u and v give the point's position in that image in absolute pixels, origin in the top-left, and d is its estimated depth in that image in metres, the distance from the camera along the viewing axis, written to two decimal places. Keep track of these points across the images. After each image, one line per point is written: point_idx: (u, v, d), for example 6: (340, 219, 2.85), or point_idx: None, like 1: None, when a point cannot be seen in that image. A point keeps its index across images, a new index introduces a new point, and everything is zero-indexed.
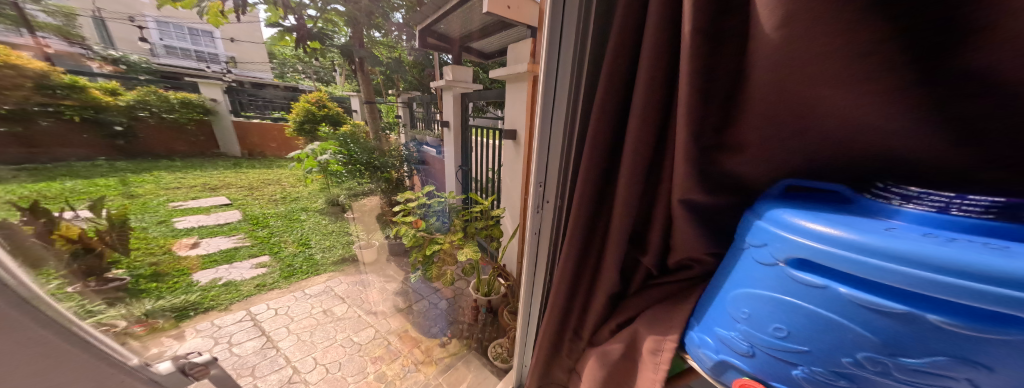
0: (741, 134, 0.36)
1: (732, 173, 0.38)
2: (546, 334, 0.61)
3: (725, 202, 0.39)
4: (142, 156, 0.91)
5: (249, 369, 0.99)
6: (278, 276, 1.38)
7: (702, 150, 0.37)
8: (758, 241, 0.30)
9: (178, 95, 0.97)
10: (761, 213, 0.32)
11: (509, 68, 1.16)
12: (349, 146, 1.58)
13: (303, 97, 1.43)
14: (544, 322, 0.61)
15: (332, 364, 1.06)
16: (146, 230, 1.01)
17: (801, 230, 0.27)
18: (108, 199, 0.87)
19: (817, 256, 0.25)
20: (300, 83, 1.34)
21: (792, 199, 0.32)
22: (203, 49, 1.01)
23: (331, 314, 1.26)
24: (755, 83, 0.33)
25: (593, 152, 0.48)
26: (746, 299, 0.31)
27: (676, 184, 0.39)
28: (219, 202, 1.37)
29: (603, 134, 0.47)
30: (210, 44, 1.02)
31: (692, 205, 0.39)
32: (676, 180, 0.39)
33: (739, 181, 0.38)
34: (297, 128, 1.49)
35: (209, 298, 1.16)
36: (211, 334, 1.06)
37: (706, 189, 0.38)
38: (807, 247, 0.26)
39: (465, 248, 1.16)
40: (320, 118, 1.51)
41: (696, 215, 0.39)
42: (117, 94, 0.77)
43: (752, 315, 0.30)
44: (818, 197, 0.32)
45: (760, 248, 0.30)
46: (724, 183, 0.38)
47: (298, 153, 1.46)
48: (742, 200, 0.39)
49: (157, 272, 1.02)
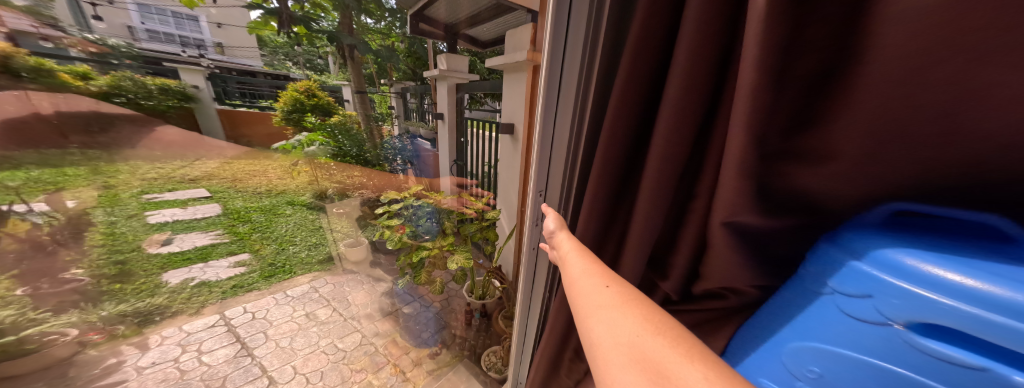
0: (816, 148, 0.31)
1: (800, 192, 0.32)
2: (546, 352, 0.57)
3: (782, 226, 0.33)
4: (112, 145, 0.90)
5: (220, 379, 0.96)
6: (257, 277, 1.28)
7: (764, 162, 0.32)
8: (856, 290, 0.25)
9: (156, 81, 0.90)
10: (856, 248, 0.26)
11: (507, 57, 1.10)
12: (338, 138, 1.27)
13: (293, 86, 1.14)
14: (545, 342, 0.56)
15: (313, 374, 1.03)
16: (116, 225, 1.01)
17: (934, 285, 0.21)
18: (74, 190, 0.90)
19: (968, 326, 0.20)
20: (292, 71, 1.11)
21: (893, 228, 0.26)
22: (188, 35, 0.89)
23: (313, 318, 1.21)
24: (865, 90, 0.27)
25: (607, 162, 0.44)
26: (825, 352, 0.27)
27: (719, 206, 0.34)
28: (199, 194, 1.16)
29: (620, 142, 0.42)
30: (196, 28, 0.91)
31: (739, 230, 0.34)
32: (721, 201, 0.34)
33: (807, 202, 0.31)
34: (285, 118, 1.17)
35: (180, 301, 1.09)
36: (179, 341, 1.01)
37: (760, 209, 0.32)
38: (949, 312, 0.21)
39: (456, 255, 1.12)
40: (309, 107, 1.18)
41: (741, 241, 0.34)
42: (89, 78, 0.79)
43: (829, 370, 0.27)
44: (932, 225, 0.25)
45: (859, 298, 0.25)
46: (786, 204, 0.33)
47: (285, 143, 1.21)
48: (811, 223, 0.32)
49: (125, 270, 1.02)
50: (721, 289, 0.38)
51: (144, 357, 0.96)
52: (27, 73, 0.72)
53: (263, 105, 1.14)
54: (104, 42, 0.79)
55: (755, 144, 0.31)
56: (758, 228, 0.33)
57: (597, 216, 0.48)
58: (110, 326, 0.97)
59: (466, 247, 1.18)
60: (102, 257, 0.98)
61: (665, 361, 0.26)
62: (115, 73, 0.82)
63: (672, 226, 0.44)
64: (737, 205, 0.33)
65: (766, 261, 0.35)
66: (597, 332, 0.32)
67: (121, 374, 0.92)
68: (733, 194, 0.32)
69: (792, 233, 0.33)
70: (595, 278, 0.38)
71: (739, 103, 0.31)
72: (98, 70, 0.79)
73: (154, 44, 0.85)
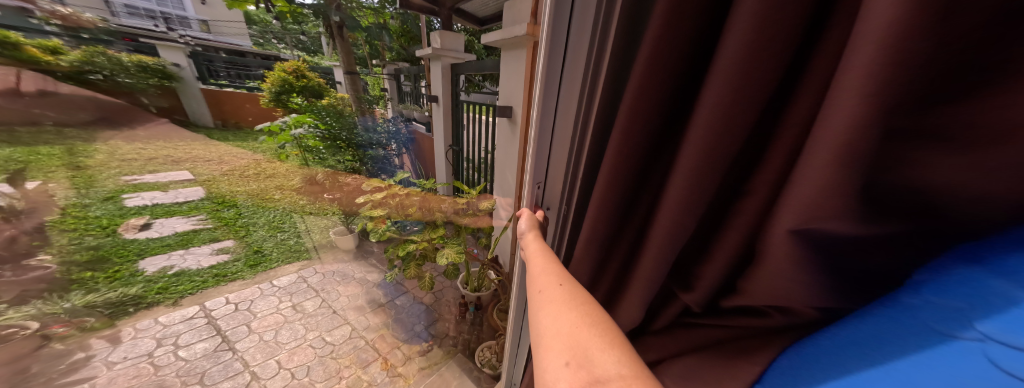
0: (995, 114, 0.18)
1: (922, 186, 0.21)
2: None
3: (878, 232, 0.23)
4: (86, 117, 0.75)
5: (198, 376, 0.95)
6: (244, 264, 1.28)
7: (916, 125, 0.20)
8: None
9: (136, 58, 0.81)
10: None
11: (505, 32, 1.03)
12: (326, 121, 1.52)
13: (281, 67, 1.48)
14: None
15: (298, 369, 1.04)
16: (88, 208, 0.81)
17: None
18: (48, 170, 0.70)
19: None
20: (275, 62, 1.47)
21: None
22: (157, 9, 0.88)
23: (300, 310, 1.23)
24: None
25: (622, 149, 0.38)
26: None
27: (793, 204, 0.25)
28: (181, 177, 1.07)
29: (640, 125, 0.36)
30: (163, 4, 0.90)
31: (814, 243, 0.26)
32: (792, 201, 0.26)
33: (932, 201, 0.22)
34: (272, 99, 1.47)
35: (155, 291, 1.01)
36: (156, 335, 1.00)
37: (859, 212, 0.23)
38: None
39: (447, 249, 1.12)
40: (295, 91, 1.52)
41: (810, 249, 0.26)
42: (59, 53, 0.66)
43: None
44: None
45: None
46: (888, 204, 0.23)
47: (270, 125, 1.32)
48: (915, 228, 0.24)
49: (97, 257, 0.82)
50: (764, 307, 0.33)
51: (114, 353, 0.91)
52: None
53: (249, 85, 1.36)
54: (76, 16, 0.66)
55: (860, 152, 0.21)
56: (844, 243, 0.25)
57: (606, 222, 0.46)
58: (76, 319, 0.78)
59: (456, 240, 1.18)
60: (72, 242, 0.77)
61: (590, 346, 0.30)
62: (83, 47, 0.70)
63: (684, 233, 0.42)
64: (821, 222, 0.24)
65: (837, 275, 0.27)
66: (544, 324, 0.35)
67: (88, 370, 0.82)
68: (815, 192, 0.23)
69: (884, 242, 0.24)
70: (551, 276, 0.42)
71: (853, 82, 0.21)
72: (72, 44, 0.68)
73: (132, 19, 0.81)
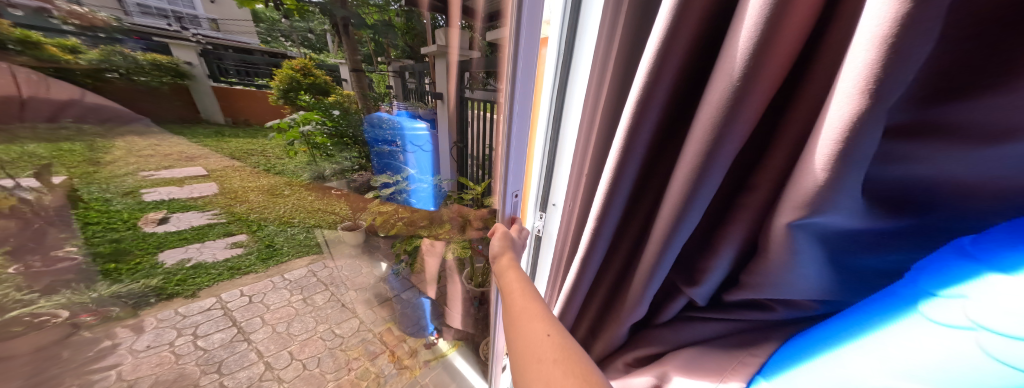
0: None
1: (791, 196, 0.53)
2: None
3: (878, 226, 0.54)
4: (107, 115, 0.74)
5: (216, 365, 1.18)
6: (256, 258, 1.17)
7: None
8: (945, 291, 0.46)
9: (151, 57, 0.74)
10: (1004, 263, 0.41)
11: None
12: (334, 116, 1.09)
13: (288, 64, 0.93)
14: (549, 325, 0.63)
15: (309, 360, 1.38)
16: (109, 202, 0.84)
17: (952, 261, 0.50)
18: (67, 165, 0.75)
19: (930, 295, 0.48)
20: (290, 50, 0.90)
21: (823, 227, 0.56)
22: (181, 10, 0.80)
23: (308, 303, 1.35)
24: None
25: None
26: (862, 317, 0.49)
27: None
28: (196, 173, 0.97)
29: None
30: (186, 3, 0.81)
31: (815, 232, 0.55)
32: (792, 199, 0.53)
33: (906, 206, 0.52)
34: (281, 96, 0.97)
35: (175, 283, 1.00)
36: (175, 324, 1.04)
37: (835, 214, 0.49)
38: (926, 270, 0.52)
39: (452, 244, 1.30)
40: (304, 86, 0.99)
41: (813, 235, 0.55)
42: (78, 52, 0.66)
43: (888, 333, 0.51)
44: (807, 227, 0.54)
45: None
46: (880, 210, 0.54)
47: (278, 121, 1.01)
48: (881, 225, 0.54)
49: (120, 249, 0.88)
50: None
51: (141, 342, 0.98)
52: (15, 43, 0.61)
53: (259, 83, 0.93)
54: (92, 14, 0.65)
55: (855, 167, 0.46)
56: (856, 231, 0.55)
57: None
58: (103, 308, 0.87)
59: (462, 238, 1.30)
60: (97, 235, 0.84)
61: None
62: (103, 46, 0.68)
63: (695, 197, 0.60)
64: (801, 207, 0.52)
65: (836, 245, 0.58)
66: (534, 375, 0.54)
67: (115, 357, 0.93)
68: None
69: (886, 232, 0.54)
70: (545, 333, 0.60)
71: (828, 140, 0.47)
72: (88, 43, 0.66)
73: (147, 17, 0.72)
